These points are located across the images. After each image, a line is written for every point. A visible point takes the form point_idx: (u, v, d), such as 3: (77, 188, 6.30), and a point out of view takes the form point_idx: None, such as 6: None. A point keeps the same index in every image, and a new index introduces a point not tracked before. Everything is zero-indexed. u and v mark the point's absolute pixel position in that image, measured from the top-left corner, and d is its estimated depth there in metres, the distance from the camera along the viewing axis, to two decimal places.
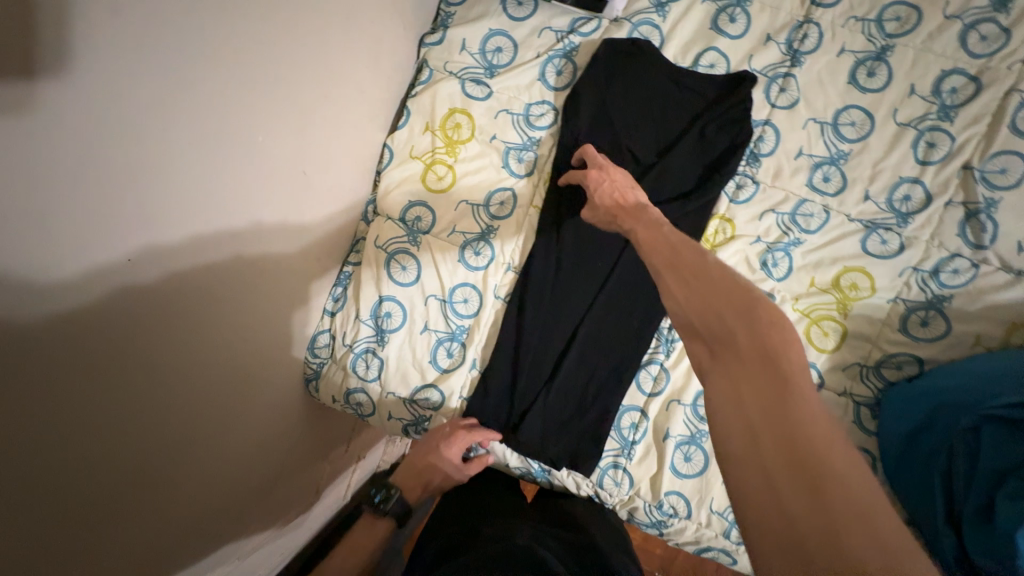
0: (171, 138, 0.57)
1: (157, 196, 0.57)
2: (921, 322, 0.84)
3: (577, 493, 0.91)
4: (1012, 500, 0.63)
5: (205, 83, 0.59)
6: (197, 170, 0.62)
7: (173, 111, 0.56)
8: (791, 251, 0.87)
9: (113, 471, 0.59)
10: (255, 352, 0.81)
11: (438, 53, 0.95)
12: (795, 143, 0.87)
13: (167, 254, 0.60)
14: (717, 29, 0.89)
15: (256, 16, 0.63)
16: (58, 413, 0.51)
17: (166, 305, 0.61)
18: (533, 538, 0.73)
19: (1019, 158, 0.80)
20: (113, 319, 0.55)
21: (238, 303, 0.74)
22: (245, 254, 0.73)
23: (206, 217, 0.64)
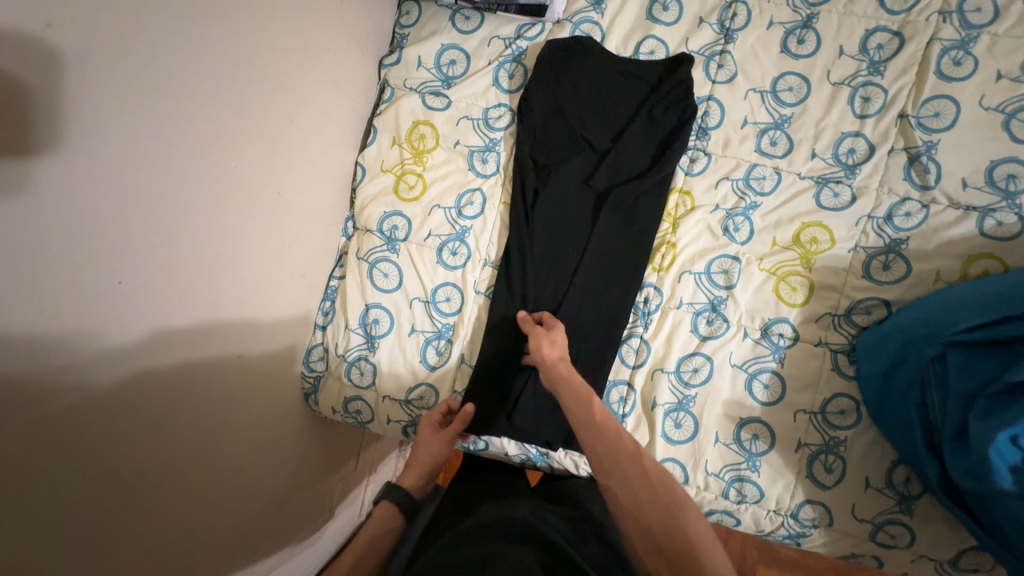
0: (154, 167, 0.61)
1: (147, 222, 0.62)
2: (883, 266, 0.87)
3: (577, 474, 0.93)
4: (983, 418, 0.65)
5: (182, 115, 0.64)
6: (182, 199, 0.66)
7: (153, 143, 0.61)
8: (750, 214, 0.91)
9: (125, 486, 0.63)
10: (253, 368, 0.84)
11: (397, 72, 1.01)
12: (739, 114, 0.92)
13: (159, 278, 0.64)
14: (653, 18, 0.95)
15: (222, 51, 0.68)
16: (68, 430, 0.55)
17: (161, 325, 0.65)
18: (533, 513, 0.75)
19: (950, 101, 0.85)
20: (110, 339, 0.58)
21: (230, 321, 0.78)
22: (232, 273, 0.77)
23: (193, 240, 0.69)
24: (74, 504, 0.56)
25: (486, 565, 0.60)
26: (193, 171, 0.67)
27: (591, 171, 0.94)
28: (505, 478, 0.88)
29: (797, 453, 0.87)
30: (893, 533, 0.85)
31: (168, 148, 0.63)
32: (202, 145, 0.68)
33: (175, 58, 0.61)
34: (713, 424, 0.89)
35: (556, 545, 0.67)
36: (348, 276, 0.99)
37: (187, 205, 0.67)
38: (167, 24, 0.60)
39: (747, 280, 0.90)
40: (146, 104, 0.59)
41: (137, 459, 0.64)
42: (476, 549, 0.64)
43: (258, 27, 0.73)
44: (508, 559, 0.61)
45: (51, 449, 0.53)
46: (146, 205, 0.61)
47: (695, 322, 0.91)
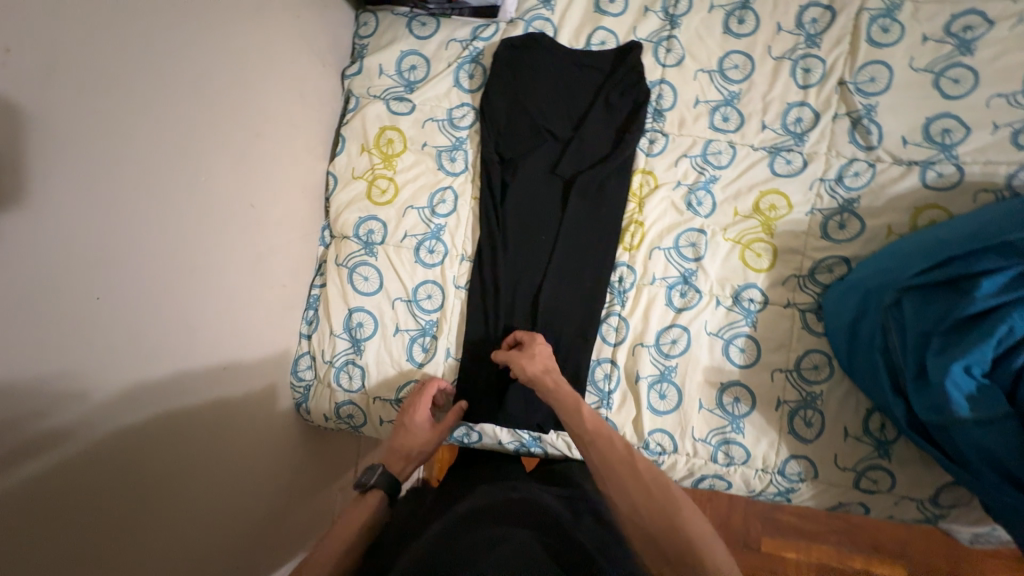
0: (121, 185, 0.63)
1: (116, 238, 0.63)
2: (839, 226, 0.92)
3: (571, 455, 0.95)
4: (939, 355, 0.69)
5: (147, 134, 0.66)
6: (151, 215, 0.67)
7: (120, 162, 0.62)
8: (710, 188, 0.95)
9: (108, 501, 0.63)
10: (237, 379, 0.86)
11: (361, 81, 1.04)
12: (691, 94, 0.96)
13: (132, 293, 0.65)
14: (601, 10, 0.99)
15: (183, 69, 0.70)
16: (47, 441, 0.56)
17: (137, 338, 0.67)
18: (531, 494, 0.76)
19: (883, 66, 0.91)
20: (82, 355, 0.60)
21: (208, 334, 0.79)
22: (209, 286, 0.78)
23: (165, 255, 0.70)
24: (54, 521, 0.57)
25: (487, 552, 0.61)
26: (163, 187, 0.69)
27: (556, 160, 0.97)
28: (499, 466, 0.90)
29: (778, 411, 0.91)
30: (875, 479, 0.88)
31: (134, 166, 0.64)
32: (169, 162, 0.69)
33: (134, 77, 0.63)
34: (695, 391, 0.92)
35: (558, 525, 0.69)
36: (328, 283, 1.00)
37: (158, 220, 0.68)
38: (125, 46, 0.61)
39: (714, 251, 0.94)
40: (111, 124, 0.61)
41: (120, 471, 0.65)
42: (473, 536, 0.65)
43: (217, 45, 0.75)
44: (508, 546, 0.62)
45: (29, 464, 0.54)
46: (115, 221, 0.62)
47: (669, 296, 0.94)
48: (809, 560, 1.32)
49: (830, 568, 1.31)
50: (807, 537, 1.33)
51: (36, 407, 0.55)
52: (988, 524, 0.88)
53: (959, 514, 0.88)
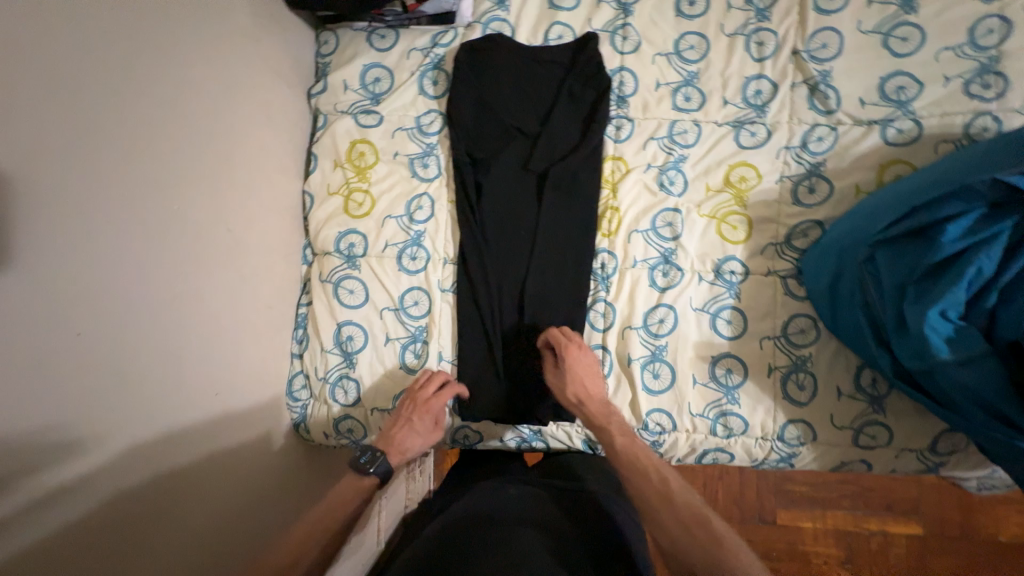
0: (95, 221, 0.63)
1: (94, 274, 0.63)
2: (809, 190, 0.94)
3: (572, 446, 0.96)
4: (916, 304, 0.70)
5: (115, 167, 0.66)
6: (128, 248, 0.68)
7: (89, 197, 0.62)
8: (681, 167, 0.96)
9: (107, 538, 0.63)
10: (228, 404, 0.86)
11: (327, 99, 1.05)
12: (651, 78, 0.98)
13: (116, 328, 0.66)
14: (555, 6, 1.01)
15: (147, 100, 0.70)
16: (37, 483, 0.56)
17: (123, 371, 0.67)
18: (531, 492, 0.76)
19: (832, 32, 0.94)
20: (68, 393, 0.60)
21: (196, 362, 0.79)
22: (193, 314, 0.79)
23: (146, 286, 0.70)
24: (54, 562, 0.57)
25: (486, 555, 0.61)
26: (136, 219, 0.69)
27: (527, 156, 0.98)
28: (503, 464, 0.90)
29: (770, 377, 0.92)
30: (872, 434, 0.90)
31: (105, 201, 0.64)
32: (141, 193, 0.69)
33: (97, 113, 0.63)
34: (687, 368, 0.93)
35: (558, 525, 0.69)
36: (315, 301, 1.00)
37: (134, 253, 0.69)
38: (83, 81, 0.62)
39: (691, 228, 0.95)
40: (77, 160, 0.61)
41: (114, 506, 0.65)
42: (465, 538, 0.64)
43: (178, 73, 0.76)
44: (508, 550, 0.62)
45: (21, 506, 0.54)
46: (91, 257, 0.63)
47: (652, 276, 0.95)
48: (824, 526, 1.33)
49: (845, 532, 1.32)
50: (820, 505, 1.34)
51: (22, 449, 0.55)
52: (987, 465, 0.90)
53: (959, 459, 0.89)
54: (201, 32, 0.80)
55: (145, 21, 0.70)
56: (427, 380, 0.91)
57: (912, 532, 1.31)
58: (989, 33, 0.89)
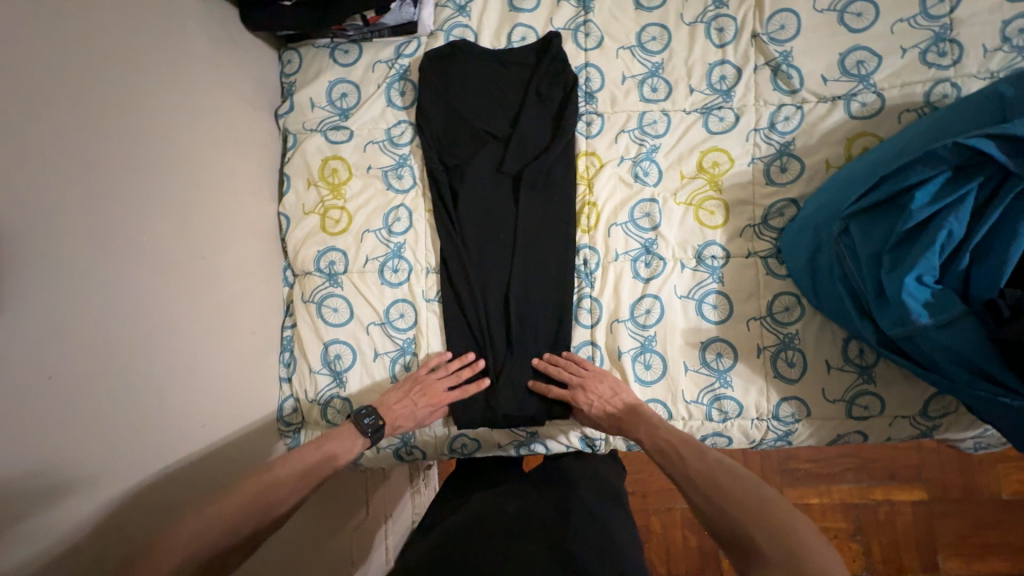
0: (60, 262, 0.62)
1: (63, 316, 0.61)
2: (781, 170, 0.95)
3: (570, 444, 0.95)
4: (892, 272, 0.71)
5: (77, 204, 0.64)
6: (98, 287, 0.66)
7: (52, 237, 0.61)
8: (654, 157, 0.97)
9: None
10: (215, 435, 0.84)
11: (294, 118, 1.04)
12: (617, 72, 0.99)
13: (91, 369, 0.64)
14: (515, 8, 1.02)
15: (107, 134, 0.69)
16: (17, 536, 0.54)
17: (102, 411, 0.65)
18: (524, 501, 0.77)
19: (789, 13, 0.95)
20: (40, 442, 0.58)
21: (179, 396, 0.78)
22: (172, 347, 0.77)
23: (120, 323, 0.69)
24: None
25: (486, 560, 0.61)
26: (102, 255, 0.67)
27: (500, 159, 0.99)
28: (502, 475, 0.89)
29: (760, 358, 0.92)
30: (865, 405, 0.90)
31: (69, 240, 0.63)
32: (106, 228, 0.68)
33: (55, 150, 0.62)
34: (678, 356, 0.93)
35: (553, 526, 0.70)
36: (299, 323, 0.99)
37: (104, 290, 0.67)
38: (37, 119, 0.60)
39: (669, 217, 0.96)
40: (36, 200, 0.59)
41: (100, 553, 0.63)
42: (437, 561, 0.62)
43: (137, 103, 0.74)
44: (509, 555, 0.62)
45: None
46: (58, 299, 0.61)
47: (635, 268, 0.95)
48: (832, 501, 1.34)
49: (853, 504, 1.33)
50: (826, 481, 1.34)
51: None
52: (980, 424, 0.91)
53: (951, 421, 0.90)
54: (157, 61, 0.79)
55: (99, 53, 0.69)
56: (448, 372, 0.91)
57: (918, 498, 1.33)
58: (940, 2, 0.91)
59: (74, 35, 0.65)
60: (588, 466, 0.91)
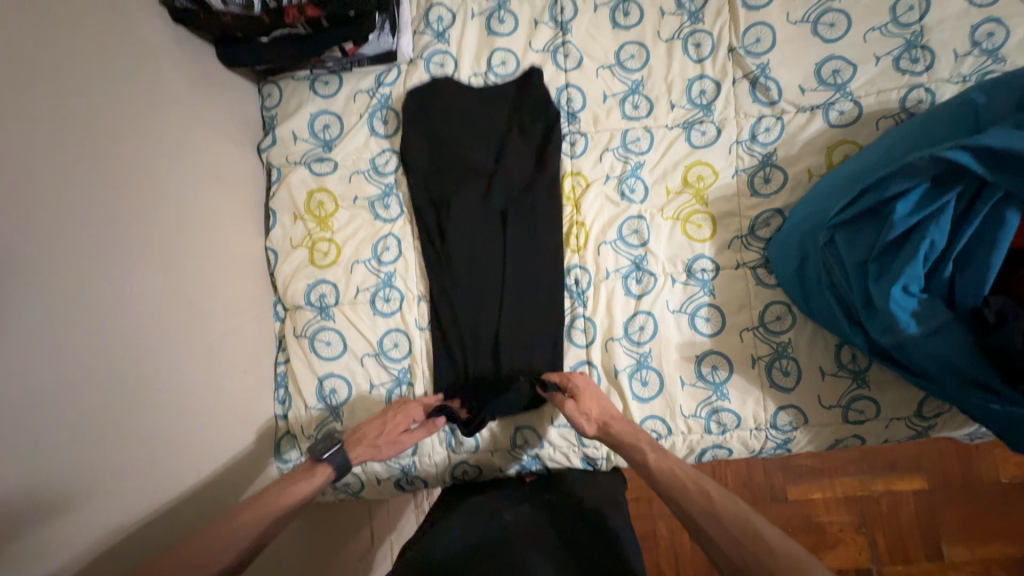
0: (47, 324, 0.60)
1: (50, 378, 0.60)
2: (764, 180, 0.96)
3: (570, 464, 0.94)
4: (878, 280, 0.72)
5: (58, 258, 0.63)
6: (85, 345, 0.65)
7: (36, 294, 0.60)
8: (639, 174, 0.98)
9: None
10: (210, 479, 0.83)
11: (277, 151, 1.03)
12: (598, 91, 1.00)
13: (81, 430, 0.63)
14: (493, 32, 1.02)
15: (89, 188, 0.68)
16: None
17: (89, 466, 0.64)
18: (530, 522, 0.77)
19: (764, 26, 0.97)
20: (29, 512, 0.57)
21: (172, 447, 0.77)
22: (161, 394, 0.76)
23: (110, 379, 0.68)
24: None
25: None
26: (87, 311, 0.66)
27: (486, 190, 0.99)
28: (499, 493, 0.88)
29: (755, 368, 0.93)
30: (860, 409, 0.91)
31: (52, 295, 0.62)
32: (88, 282, 0.66)
33: (37, 211, 0.61)
34: (674, 371, 0.93)
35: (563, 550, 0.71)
36: (292, 358, 0.98)
37: (92, 347, 0.66)
38: (14, 174, 0.59)
39: (657, 232, 0.96)
40: (15, 258, 0.58)
41: None
42: None
43: (116, 149, 0.73)
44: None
45: None
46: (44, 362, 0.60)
47: (627, 285, 0.96)
48: (834, 495, 1.34)
49: (855, 498, 1.34)
50: (826, 475, 1.35)
51: None
52: (973, 422, 0.92)
53: (946, 420, 0.91)
54: (134, 103, 0.78)
55: (73, 103, 0.68)
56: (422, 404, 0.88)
57: (917, 487, 1.34)
58: (909, 10, 0.93)
59: (48, 85, 0.64)
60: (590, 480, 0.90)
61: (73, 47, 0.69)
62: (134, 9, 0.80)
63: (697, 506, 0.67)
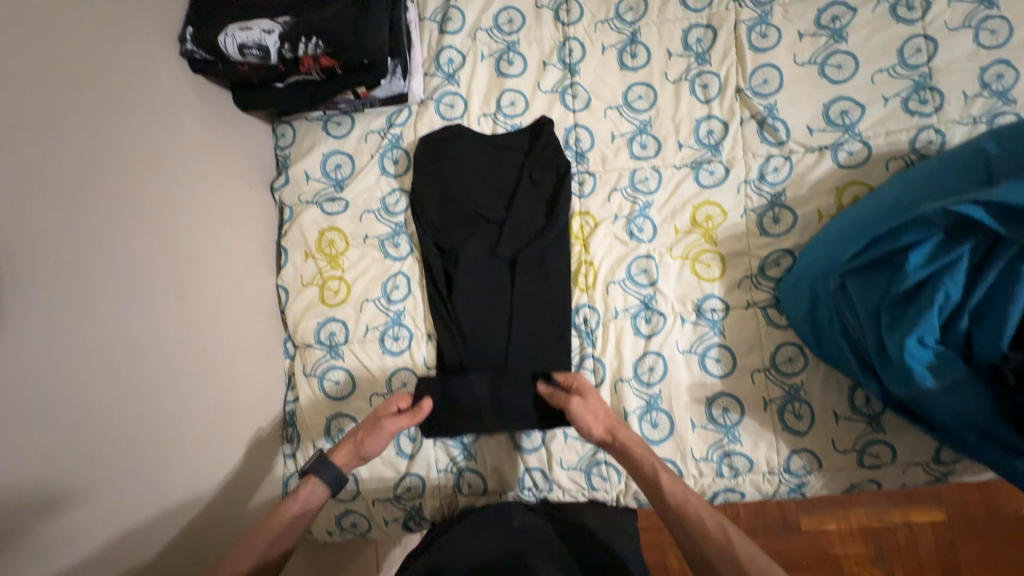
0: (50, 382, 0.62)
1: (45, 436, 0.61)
2: (774, 220, 0.96)
3: (569, 500, 0.92)
4: (893, 329, 0.70)
5: (69, 314, 0.65)
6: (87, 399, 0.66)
7: (40, 353, 0.61)
8: (647, 213, 0.98)
9: None
10: (207, 523, 0.84)
11: (290, 190, 1.05)
12: (606, 131, 1.01)
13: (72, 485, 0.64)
14: (503, 74, 1.04)
15: (101, 243, 0.70)
16: None
17: (88, 517, 0.66)
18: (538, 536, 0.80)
19: (771, 67, 0.98)
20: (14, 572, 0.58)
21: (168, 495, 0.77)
22: (164, 442, 0.77)
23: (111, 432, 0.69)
24: None
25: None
26: (94, 365, 0.67)
27: (494, 241, 0.99)
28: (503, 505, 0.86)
29: (767, 411, 0.91)
30: (876, 453, 0.89)
31: (60, 353, 0.63)
32: (97, 335, 0.68)
33: (48, 271, 0.63)
34: (684, 413, 0.92)
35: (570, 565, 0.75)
36: (302, 396, 0.98)
37: (97, 400, 0.67)
38: (26, 236, 0.61)
39: (666, 272, 0.96)
40: (25, 319, 0.60)
41: None
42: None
43: (131, 201, 0.75)
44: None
45: None
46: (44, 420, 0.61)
47: (636, 324, 0.95)
48: (849, 526, 1.31)
49: (870, 529, 1.31)
50: (842, 506, 1.32)
51: None
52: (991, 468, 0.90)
53: (965, 466, 0.89)
54: (149, 152, 0.80)
55: (89, 160, 0.70)
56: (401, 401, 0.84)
57: (935, 519, 1.30)
58: (917, 52, 0.94)
59: (65, 146, 0.67)
60: (606, 517, 0.86)
61: (91, 106, 0.71)
62: (153, 62, 0.83)
63: (709, 540, 0.69)
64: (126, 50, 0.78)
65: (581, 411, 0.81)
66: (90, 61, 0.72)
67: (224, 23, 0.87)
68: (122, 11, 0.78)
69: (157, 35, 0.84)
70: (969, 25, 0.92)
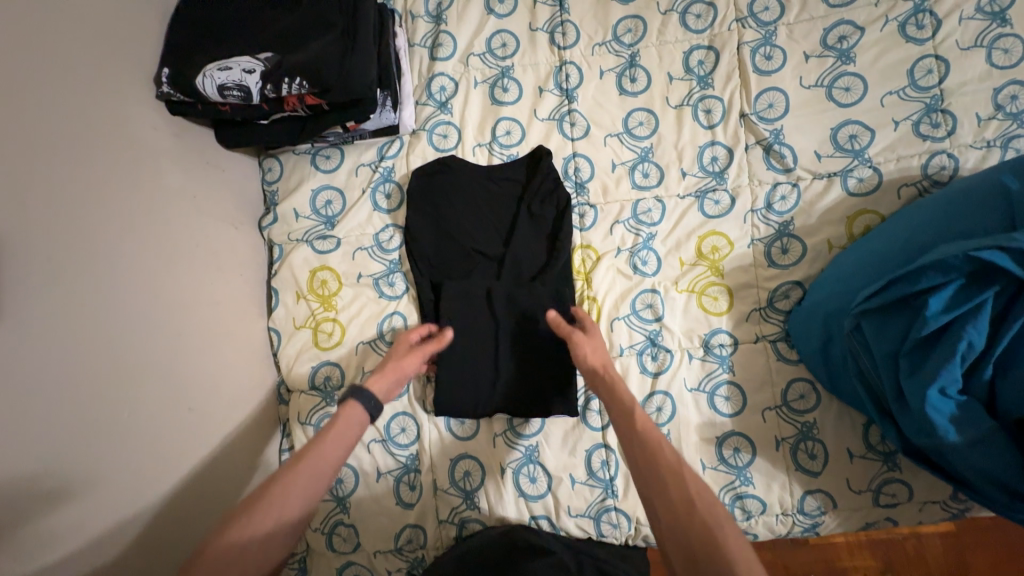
0: (25, 471, 0.58)
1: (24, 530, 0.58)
2: (782, 251, 0.92)
3: (578, 537, 0.88)
4: (912, 376, 0.67)
5: (49, 400, 0.61)
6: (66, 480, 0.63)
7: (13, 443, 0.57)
8: (651, 245, 0.95)
9: None
10: None
11: (279, 229, 1.01)
12: (606, 160, 0.97)
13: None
14: (498, 101, 1.00)
15: (81, 314, 0.66)
16: None
17: None
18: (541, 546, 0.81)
19: (777, 91, 0.94)
20: None
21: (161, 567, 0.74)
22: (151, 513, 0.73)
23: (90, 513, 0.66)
24: None
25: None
26: (74, 445, 0.64)
27: (494, 277, 0.95)
28: (514, 532, 0.84)
29: (779, 450, 0.88)
30: (892, 492, 0.86)
31: (40, 445, 0.60)
32: (76, 413, 0.64)
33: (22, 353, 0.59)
34: (694, 454, 0.89)
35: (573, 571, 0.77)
36: (298, 445, 0.95)
37: (76, 482, 0.64)
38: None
39: (672, 306, 0.93)
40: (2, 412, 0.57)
41: None
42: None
43: (111, 263, 0.71)
44: None
45: None
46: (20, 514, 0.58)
47: (642, 362, 0.92)
48: (858, 539, 1.17)
49: (879, 540, 1.17)
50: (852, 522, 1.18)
51: None
52: None
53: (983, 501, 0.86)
54: (130, 207, 0.76)
55: (62, 226, 0.66)
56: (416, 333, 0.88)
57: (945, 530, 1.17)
58: (928, 73, 0.90)
59: (39, 217, 0.63)
60: (620, 564, 0.83)
61: (65, 168, 0.67)
62: (131, 110, 0.79)
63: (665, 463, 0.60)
64: (101, 104, 0.74)
65: (584, 342, 0.81)
66: (62, 121, 0.68)
67: (202, 64, 0.82)
68: (94, 61, 0.74)
69: (132, 82, 0.80)
70: (981, 44, 0.88)
